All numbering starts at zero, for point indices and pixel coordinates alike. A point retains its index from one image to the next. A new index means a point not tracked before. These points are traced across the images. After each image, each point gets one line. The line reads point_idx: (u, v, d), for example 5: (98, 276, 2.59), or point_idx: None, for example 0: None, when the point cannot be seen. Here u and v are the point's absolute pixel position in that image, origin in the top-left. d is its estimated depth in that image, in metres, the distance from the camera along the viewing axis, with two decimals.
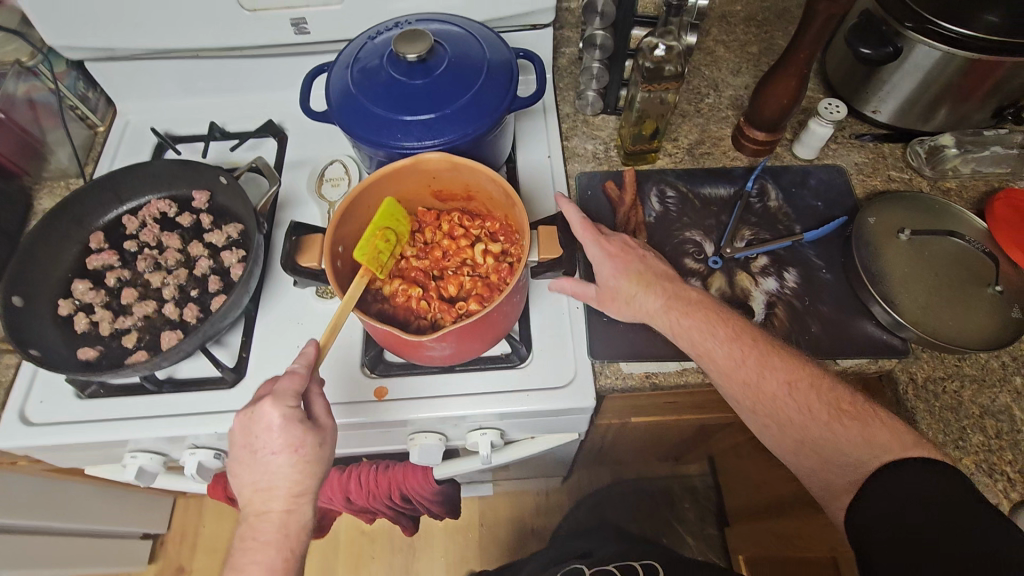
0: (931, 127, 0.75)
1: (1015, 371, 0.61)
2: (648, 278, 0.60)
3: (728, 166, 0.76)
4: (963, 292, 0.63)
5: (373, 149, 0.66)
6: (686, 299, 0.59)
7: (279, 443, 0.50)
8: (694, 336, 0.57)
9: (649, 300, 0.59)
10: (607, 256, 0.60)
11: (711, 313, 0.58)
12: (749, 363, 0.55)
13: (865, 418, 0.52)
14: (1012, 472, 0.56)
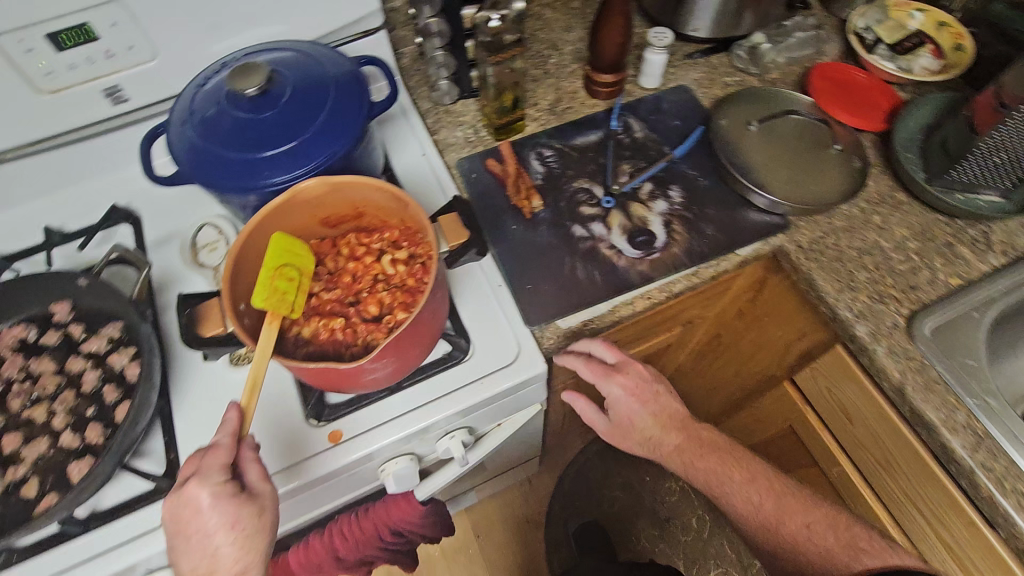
0: (744, 30, 0.83)
1: (872, 212, 0.70)
2: (666, 420, 0.69)
3: (590, 114, 0.80)
4: (814, 162, 0.71)
5: (243, 196, 0.62)
6: (699, 441, 0.69)
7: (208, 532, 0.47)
8: (721, 471, 0.67)
9: (666, 437, 0.69)
10: (622, 394, 0.67)
11: (734, 459, 0.68)
12: (765, 505, 0.65)
13: (880, 551, 0.59)
14: (897, 294, 0.65)
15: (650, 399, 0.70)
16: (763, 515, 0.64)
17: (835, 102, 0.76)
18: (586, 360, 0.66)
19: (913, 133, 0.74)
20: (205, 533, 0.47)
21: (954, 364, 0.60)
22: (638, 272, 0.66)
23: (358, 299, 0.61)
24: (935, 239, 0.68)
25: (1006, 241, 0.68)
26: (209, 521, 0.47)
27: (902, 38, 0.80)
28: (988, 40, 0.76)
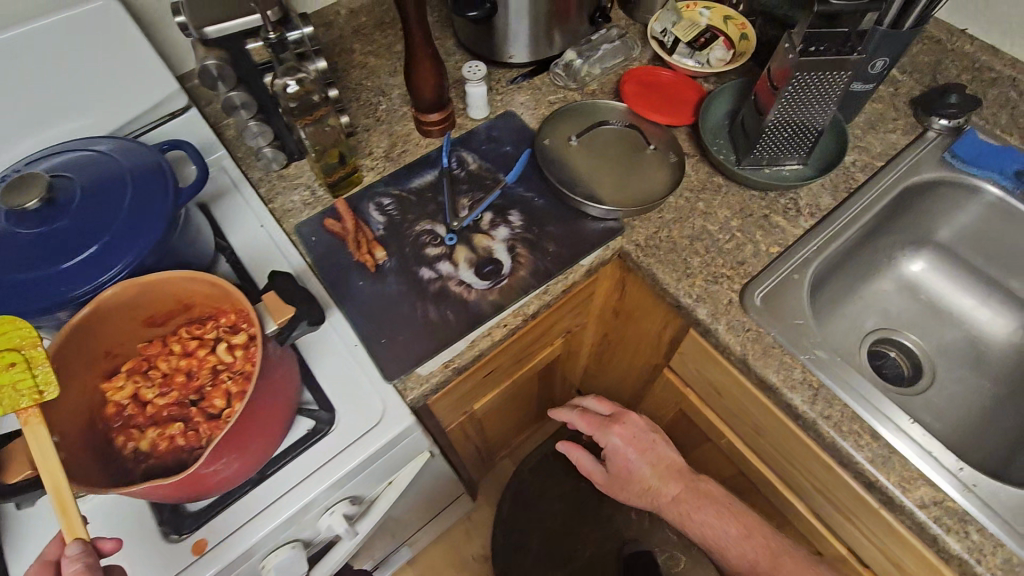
0: (557, 49, 0.87)
1: (696, 200, 0.75)
2: (662, 468, 0.76)
3: (425, 154, 0.80)
4: (634, 165, 0.76)
5: (50, 316, 0.57)
6: (697, 493, 0.73)
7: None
8: (689, 502, 0.73)
9: (643, 468, 0.77)
10: (621, 444, 0.79)
11: (738, 513, 0.71)
12: (730, 540, 0.69)
13: None
14: (729, 272, 0.70)
15: (649, 451, 0.78)
16: (739, 556, 0.68)
17: (648, 104, 0.81)
18: (653, 430, 0.80)
19: (719, 121, 0.80)
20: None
21: (784, 326, 0.65)
22: (490, 303, 0.67)
23: (201, 395, 0.58)
24: (753, 214, 0.74)
25: (812, 204, 0.75)
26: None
27: (697, 34, 0.86)
28: (766, 25, 0.84)
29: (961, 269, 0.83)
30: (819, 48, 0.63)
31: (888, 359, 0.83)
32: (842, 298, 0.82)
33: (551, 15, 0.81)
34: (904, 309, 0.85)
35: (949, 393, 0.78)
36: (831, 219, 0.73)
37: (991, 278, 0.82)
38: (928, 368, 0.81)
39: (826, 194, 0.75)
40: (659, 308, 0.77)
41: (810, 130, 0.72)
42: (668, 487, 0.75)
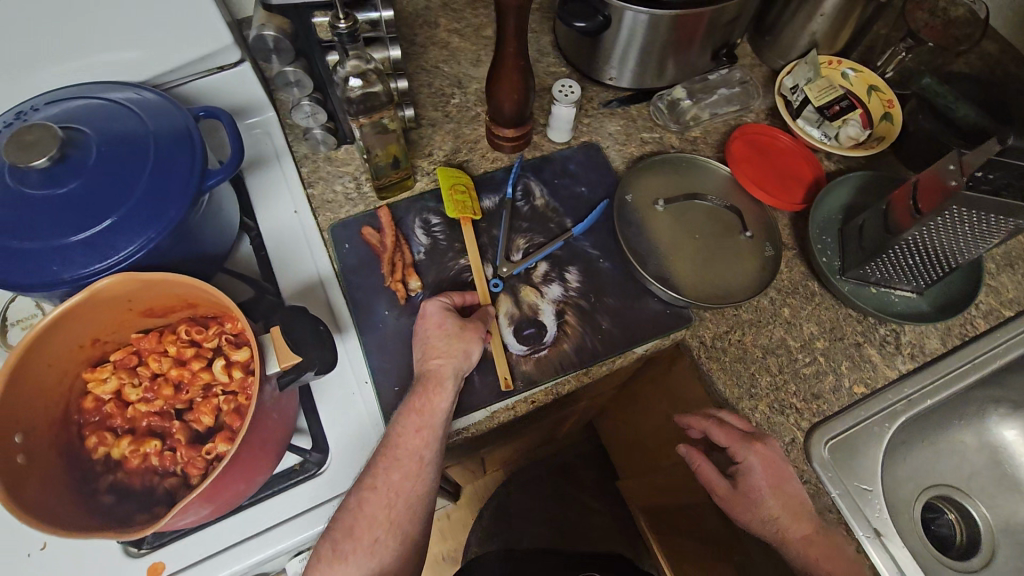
0: (666, 81, 0.75)
1: (783, 304, 0.65)
2: (795, 505, 0.55)
3: (489, 172, 0.70)
4: (722, 247, 0.65)
5: (53, 293, 0.50)
6: (830, 542, 0.54)
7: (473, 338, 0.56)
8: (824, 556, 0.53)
9: (770, 502, 0.55)
10: (762, 469, 0.55)
11: (847, 559, 0.53)
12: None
13: None
14: (798, 403, 0.60)
15: (790, 485, 0.56)
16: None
17: (756, 173, 0.70)
18: (779, 469, 0.56)
19: (834, 212, 0.69)
20: (446, 345, 0.55)
21: (846, 492, 0.58)
22: (521, 373, 0.59)
23: (189, 408, 0.52)
24: (844, 338, 0.64)
25: (915, 343, 0.64)
26: (460, 327, 0.56)
27: (832, 100, 0.72)
28: (918, 112, 0.70)
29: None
30: (984, 178, 0.52)
31: (945, 519, 0.74)
32: (912, 442, 0.73)
33: (670, 45, 0.69)
34: (977, 469, 0.75)
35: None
36: (933, 368, 0.63)
37: None
38: (986, 545, 0.73)
39: (935, 336, 0.65)
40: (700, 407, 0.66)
41: (940, 264, 0.60)
42: (795, 527, 0.54)
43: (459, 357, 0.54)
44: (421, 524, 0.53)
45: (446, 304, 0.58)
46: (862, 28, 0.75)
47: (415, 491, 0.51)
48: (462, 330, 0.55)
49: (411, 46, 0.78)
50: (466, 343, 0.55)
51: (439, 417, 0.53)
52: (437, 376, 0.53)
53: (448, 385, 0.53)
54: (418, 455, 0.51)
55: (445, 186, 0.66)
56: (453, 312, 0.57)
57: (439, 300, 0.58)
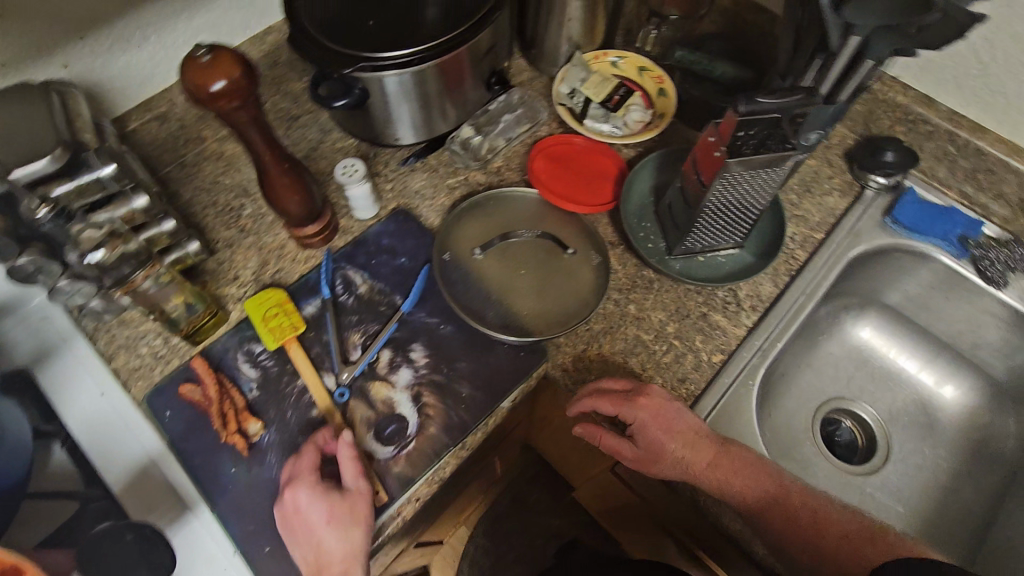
0: (452, 123, 0.75)
1: (626, 302, 0.66)
2: (692, 438, 0.56)
3: (304, 274, 0.66)
4: (552, 269, 0.66)
5: None
6: (732, 454, 0.56)
7: (352, 514, 0.50)
8: (727, 470, 0.55)
9: (670, 446, 0.55)
10: (651, 420, 0.56)
11: (755, 459, 0.57)
12: (778, 512, 0.54)
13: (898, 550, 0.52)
14: (669, 393, 0.62)
15: (682, 421, 0.57)
16: (780, 513, 0.54)
17: (563, 186, 0.72)
18: (670, 411, 0.57)
19: (643, 198, 0.71)
20: (337, 536, 0.49)
21: None
22: (395, 477, 0.55)
23: None
24: (691, 314, 0.66)
25: (752, 294, 0.68)
26: (337, 510, 0.50)
27: (609, 91, 0.77)
28: (684, 82, 0.75)
29: (903, 325, 0.79)
30: (747, 136, 0.55)
31: (841, 432, 0.77)
32: (789, 372, 0.76)
33: (438, 92, 0.69)
34: (853, 373, 0.80)
35: (908, 469, 0.75)
36: (775, 312, 0.67)
37: (928, 335, 0.79)
38: (882, 441, 0.77)
39: (767, 280, 0.69)
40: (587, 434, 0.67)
41: (743, 219, 0.64)
42: (698, 457, 0.56)
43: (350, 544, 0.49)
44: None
45: (315, 485, 0.51)
46: (612, 19, 0.78)
47: None
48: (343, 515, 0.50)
49: (184, 170, 0.73)
50: (353, 518, 0.50)
51: None
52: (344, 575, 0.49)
53: None
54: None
55: (260, 317, 0.62)
56: (325, 494, 0.51)
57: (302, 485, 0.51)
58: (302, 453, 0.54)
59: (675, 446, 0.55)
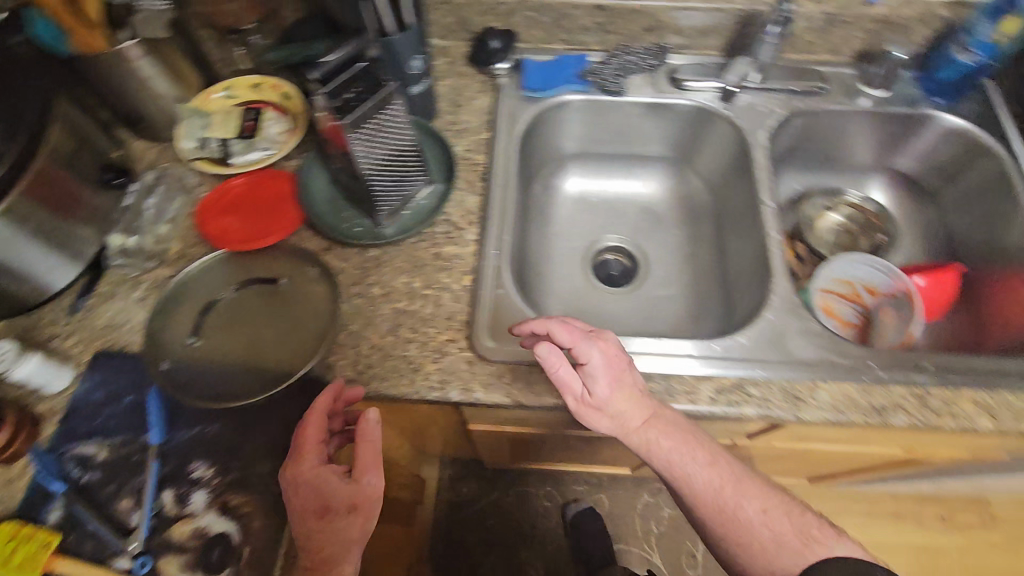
0: (95, 239, 0.67)
1: (366, 289, 0.67)
2: (638, 395, 0.59)
3: (25, 486, 0.56)
4: (280, 306, 0.64)
5: None
6: (665, 419, 0.59)
7: (369, 494, 0.53)
8: (680, 453, 0.59)
9: (614, 397, 0.58)
10: (604, 365, 0.57)
11: (689, 430, 0.60)
12: (728, 493, 0.59)
13: (828, 538, 0.58)
14: (447, 335, 0.65)
15: (631, 377, 0.59)
16: (706, 506, 0.59)
17: (246, 230, 0.69)
18: (621, 367, 0.59)
19: (328, 197, 0.72)
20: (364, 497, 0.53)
21: None
22: None
23: None
24: (426, 261, 0.70)
25: (463, 213, 0.73)
26: (348, 496, 0.53)
27: (239, 122, 0.76)
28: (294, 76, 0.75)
29: (594, 160, 0.92)
30: (354, 95, 0.58)
31: (616, 267, 0.88)
32: (542, 251, 0.86)
33: (46, 220, 0.61)
34: (588, 217, 0.91)
35: (669, 263, 0.88)
36: (490, 216, 0.73)
37: (615, 160, 0.93)
38: (640, 250, 0.90)
39: (468, 195, 0.75)
40: (425, 410, 0.69)
41: (409, 158, 0.69)
42: (637, 413, 0.58)
43: (361, 524, 0.53)
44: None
45: (320, 462, 0.53)
46: (193, 57, 0.75)
47: None
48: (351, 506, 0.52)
49: None
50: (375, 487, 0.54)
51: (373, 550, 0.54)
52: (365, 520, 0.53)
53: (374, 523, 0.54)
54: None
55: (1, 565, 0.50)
56: (331, 477, 0.53)
57: (314, 462, 0.53)
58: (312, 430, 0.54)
59: (625, 386, 0.58)
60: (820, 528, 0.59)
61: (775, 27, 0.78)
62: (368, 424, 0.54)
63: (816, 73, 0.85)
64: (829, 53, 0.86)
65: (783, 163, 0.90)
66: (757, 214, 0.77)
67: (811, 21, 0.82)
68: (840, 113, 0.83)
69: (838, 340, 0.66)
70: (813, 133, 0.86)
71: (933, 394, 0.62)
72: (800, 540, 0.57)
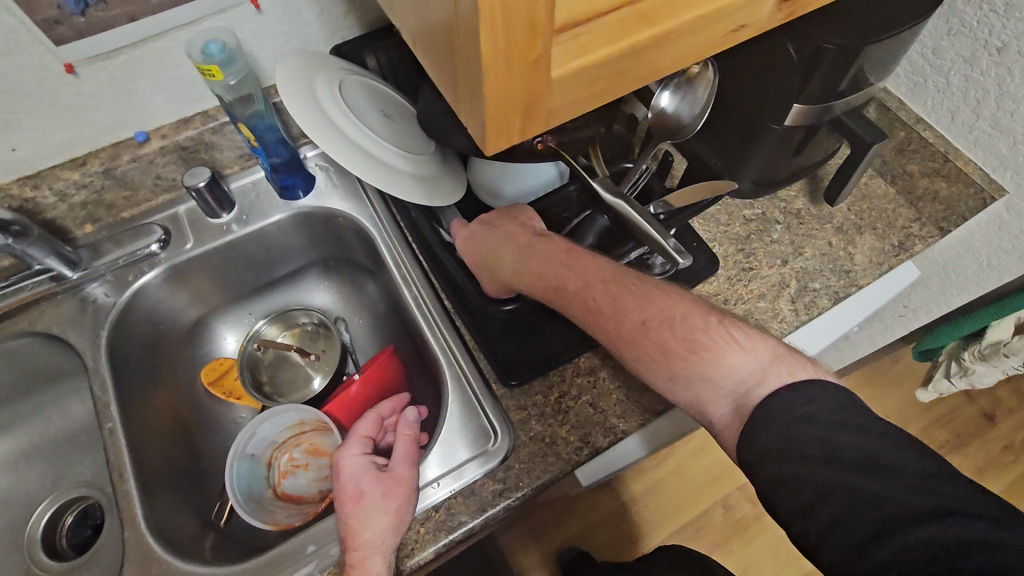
0: None
1: None
2: (503, 238, 0.60)
3: None
4: None
5: None
6: (547, 254, 0.56)
7: (403, 483, 0.55)
8: (557, 278, 0.55)
9: (484, 266, 0.61)
10: (466, 242, 0.64)
11: (556, 263, 0.56)
12: (598, 303, 0.51)
13: (760, 359, 0.46)
14: None
15: (501, 228, 0.61)
16: (599, 332, 0.51)
17: None
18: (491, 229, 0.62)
19: None
20: (380, 499, 0.53)
21: None
22: None
23: None
24: None
25: None
26: (382, 483, 0.54)
27: None
28: None
29: None
30: None
31: (96, 514, 0.74)
32: None
33: None
34: (9, 501, 0.73)
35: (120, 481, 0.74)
36: None
37: None
38: (88, 495, 0.75)
39: None
40: None
41: None
42: (508, 267, 0.58)
43: (392, 510, 0.53)
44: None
45: (365, 471, 0.55)
46: None
47: None
48: (386, 492, 0.53)
49: None
50: (406, 477, 0.55)
51: None
52: (376, 536, 0.51)
53: (386, 539, 0.51)
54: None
55: None
56: (374, 469, 0.55)
57: (356, 456, 0.56)
58: (356, 433, 0.59)
59: (490, 251, 0.60)
60: (707, 329, 0.48)
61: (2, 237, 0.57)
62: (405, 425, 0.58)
63: (146, 225, 0.71)
64: (167, 190, 0.72)
65: (208, 316, 0.78)
66: (138, 425, 0.64)
67: (96, 185, 0.67)
68: (207, 255, 0.72)
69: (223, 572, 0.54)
70: (206, 280, 0.75)
71: None
72: (683, 352, 0.47)
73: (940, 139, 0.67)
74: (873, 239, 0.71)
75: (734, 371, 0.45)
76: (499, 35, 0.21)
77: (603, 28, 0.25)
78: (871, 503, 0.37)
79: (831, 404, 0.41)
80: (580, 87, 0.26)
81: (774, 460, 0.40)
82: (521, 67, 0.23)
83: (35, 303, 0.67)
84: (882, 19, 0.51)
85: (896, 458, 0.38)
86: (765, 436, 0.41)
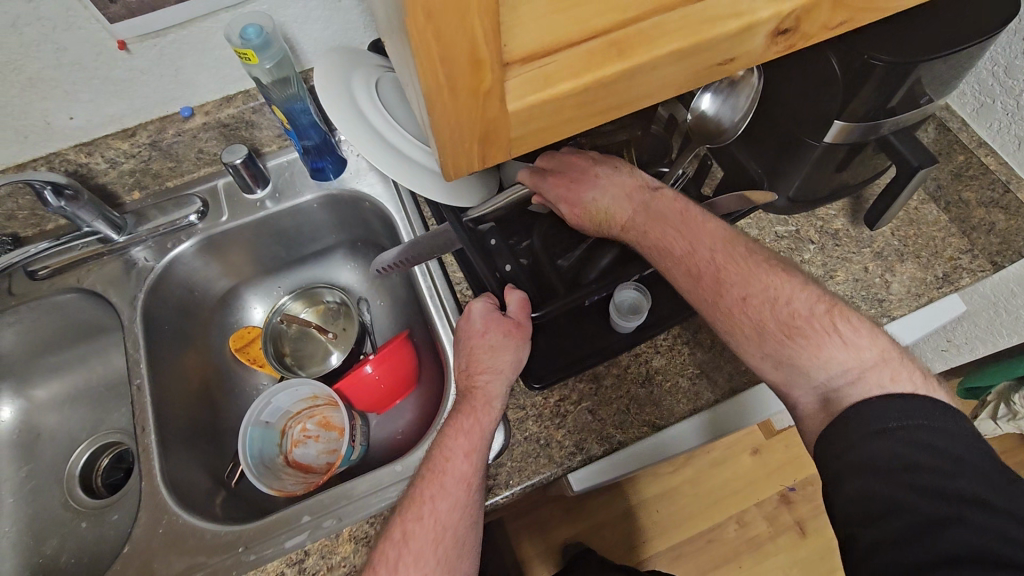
0: None
1: None
2: (613, 193, 0.60)
3: None
4: None
5: None
6: (660, 214, 0.57)
7: (515, 352, 0.54)
8: (674, 242, 0.55)
9: (593, 213, 0.60)
10: (558, 190, 0.59)
11: (669, 222, 0.56)
12: (711, 270, 0.53)
13: (824, 332, 0.48)
14: None
15: (605, 180, 0.60)
16: (707, 302, 0.53)
17: None
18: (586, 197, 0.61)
19: None
20: (494, 359, 0.53)
21: None
22: None
23: None
24: None
25: None
26: (498, 343, 0.54)
27: None
28: None
29: (29, 380, 0.80)
30: None
31: (129, 459, 0.80)
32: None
33: None
34: (55, 436, 0.80)
35: None
36: None
37: (50, 353, 0.79)
38: (125, 439, 0.81)
39: None
40: None
41: None
42: (623, 219, 0.58)
43: (497, 379, 0.53)
44: (473, 560, 0.47)
45: (489, 310, 0.56)
46: None
47: (423, 527, 0.46)
48: (497, 352, 0.53)
49: None
50: (519, 345, 0.54)
51: (473, 446, 0.50)
52: (484, 393, 0.53)
53: (491, 403, 0.52)
54: (467, 477, 0.48)
55: None
56: (498, 313, 0.55)
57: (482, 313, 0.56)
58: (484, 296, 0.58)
59: (598, 202, 0.59)
60: (812, 318, 0.49)
61: (53, 199, 0.62)
62: (521, 299, 0.56)
63: (188, 196, 0.75)
64: (208, 163, 0.76)
65: (239, 286, 0.82)
66: (165, 384, 0.69)
67: (144, 155, 0.71)
68: (241, 228, 0.76)
69: (217, 545, 0.57)
70: (238, 252, 0.79)
71: (308, 553, 0.55)
72: (781, 335, 0.49)
73: (1002, 166, 0.63)
74: (915, 268, 0.66)
75: (831, 364, 0.46)
76: (437, 69, 0.20)
77: (567, 59, 0.24)
78: (940, 529, 0.37)
79: (923, 421, 0.40)
80: (541, 121, 0.25)
81: (850, 513, 0.40)
82: (467, 99, 0.22)
83: (84, 262, 0.73)
84: (940, 35, 0.47)
85: (975, 489, 0.37)
86: (843, 443, 0.42)
